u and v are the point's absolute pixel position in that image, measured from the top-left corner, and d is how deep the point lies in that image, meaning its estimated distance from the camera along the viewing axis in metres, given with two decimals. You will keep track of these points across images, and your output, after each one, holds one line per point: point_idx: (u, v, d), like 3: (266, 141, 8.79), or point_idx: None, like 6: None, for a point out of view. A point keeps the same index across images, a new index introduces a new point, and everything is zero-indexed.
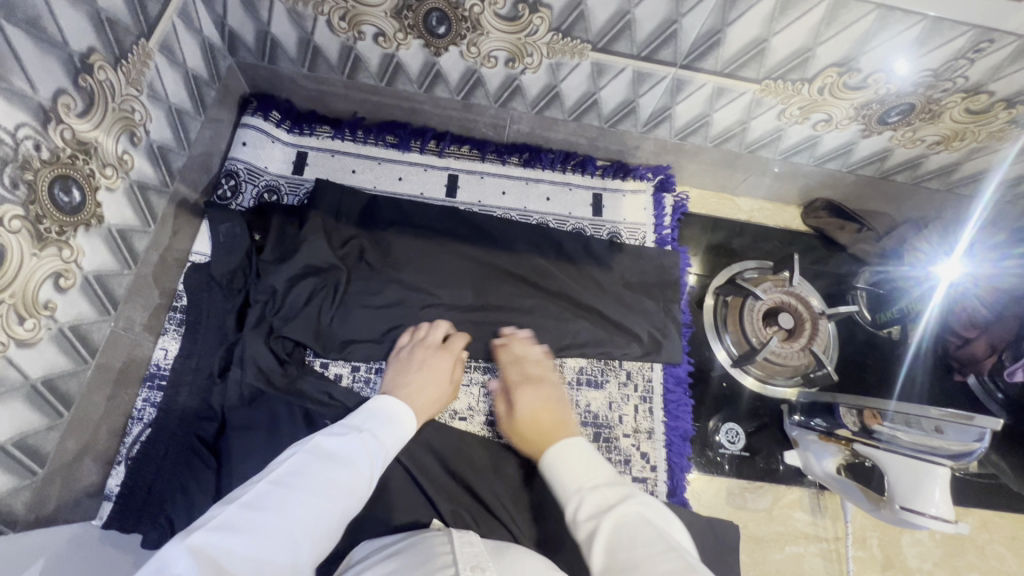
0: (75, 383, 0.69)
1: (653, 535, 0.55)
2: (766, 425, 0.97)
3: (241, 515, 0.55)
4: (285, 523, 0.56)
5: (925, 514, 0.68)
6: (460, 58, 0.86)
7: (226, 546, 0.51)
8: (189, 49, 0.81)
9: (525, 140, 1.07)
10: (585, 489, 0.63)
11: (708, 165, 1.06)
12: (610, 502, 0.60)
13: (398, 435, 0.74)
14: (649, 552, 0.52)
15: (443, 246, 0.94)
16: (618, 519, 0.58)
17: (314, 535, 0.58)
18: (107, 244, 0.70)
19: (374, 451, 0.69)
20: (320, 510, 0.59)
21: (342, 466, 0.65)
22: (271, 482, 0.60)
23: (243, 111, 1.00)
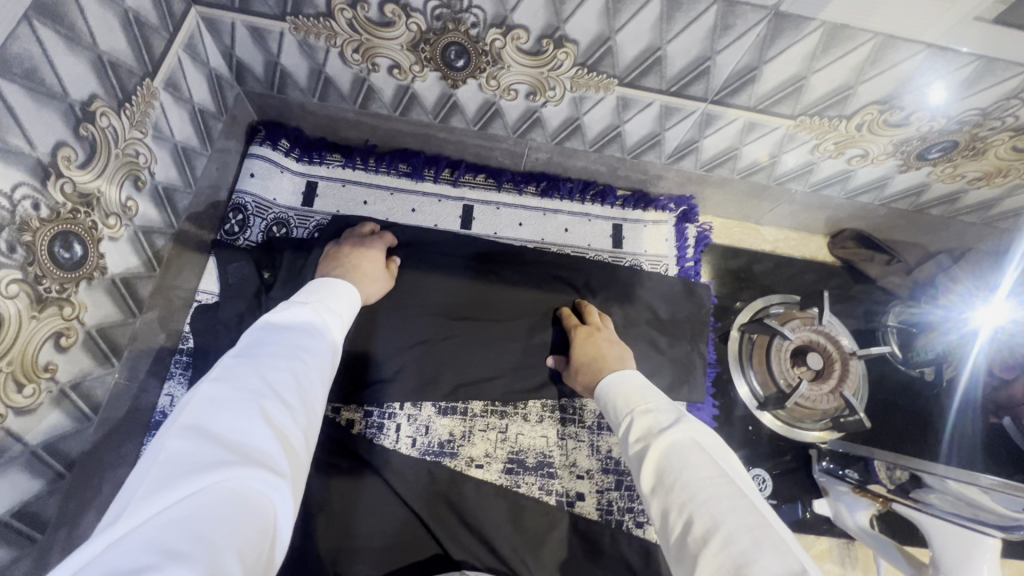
0: (76, 442, 0.66)
1: (708, 462, 0.54)
2: (794, 471, 0.93)
3: (213, 391, 0.48)
4: (270, 391, 0.49)
5: None
6: (478, 90, 0.82)
7: (215, 427, 0.45)
8: (195, 82, 0.77)
9: (543, 168, 1.03)
10: (639, 409, 0.65)
11: (732, 195, 1.02)
12: (664, 424, 0.61)
13: (348, 303, 0.69)
14: (709, 484, 0.52)
15: (458, 286, 0.90)
16: (671, 442, 0.58)
17: (302, 399, 0.52)
18: (110, 295, 0.67)
19: (330, 318, 0.64)
20: (299, 372, 0.53)
21: (302, 334, 0.58)
22: (233, 356, 0.52)
23: (251, 140, 0.96)
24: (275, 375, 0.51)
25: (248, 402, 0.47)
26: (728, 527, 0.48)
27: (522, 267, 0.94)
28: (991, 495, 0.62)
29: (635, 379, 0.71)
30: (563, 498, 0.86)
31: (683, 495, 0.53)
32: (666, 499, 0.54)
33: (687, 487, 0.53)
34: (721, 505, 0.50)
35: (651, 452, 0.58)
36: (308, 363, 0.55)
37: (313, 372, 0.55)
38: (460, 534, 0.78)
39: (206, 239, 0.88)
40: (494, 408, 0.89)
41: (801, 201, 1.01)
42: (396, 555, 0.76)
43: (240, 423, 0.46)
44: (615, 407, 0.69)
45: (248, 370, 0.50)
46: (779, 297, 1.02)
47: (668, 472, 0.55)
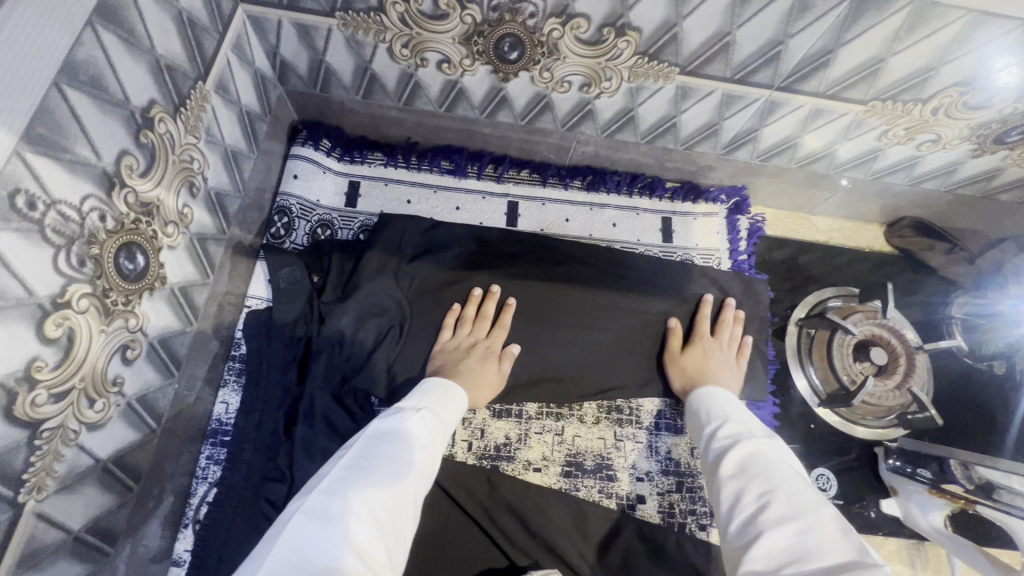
0: (143, 454, 0.65)
1: (794, 474, 0.58)
2: (859, 470, 0.90)
3: (320, 504, 0.51)
4: (365, 509, 0.51)
5: None
6: (530, 84, 0.79)
7: (311, 545, 0.47)
8: (240, 83, 0.75)
9: (589, 162, 1.00)
10: (731, 420, 0.70)
11: (786, 185, 0.98)
12: (756, 437, 0.65)
13: (452, 410, 0.71)
14: (789, 484, 0.56)
15: (509, 285, 0.88)
16: (756, 449, 0.62)
17: (394, 523, 0.53)
18: (170, 305, 0.65)
19: (433, 426, 0.66)
20: (394, 490, 0.55)
21: (403, 445, 0.61)
22: (342, 468, 0.57)
23: (292, 140, 0.95)
24: (371, 491, 0.53)
25: (342, 518, 0.50)
26: (809, 518, 0.51)
27: (571, 265, 0.91)
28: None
29: (730, 398, 0.76)
30: (624, 501, 0.84)
31: (762, 483, 0.57)
32: (745, 482, 0.58)
33: (771, 481, 0.57)
34: (802, 501, 0.53)
35: (737, 450, 0.63)
36: (403, 480, 0.57)
37: (403, 494, 0.56)
38: (524, 542, 0.77)
39: (254, 244, 0.86)
40: (548, 410, 0.88)
41: (860, 190, 0.97)
42: (462, 564, 0.75)
43: (323, 531, 0.48)
44: (710, 412, 0.74)
45: (349, 484, 0.54)
46: (834, 289, 0.99)
47: (747, 464, 0.60)
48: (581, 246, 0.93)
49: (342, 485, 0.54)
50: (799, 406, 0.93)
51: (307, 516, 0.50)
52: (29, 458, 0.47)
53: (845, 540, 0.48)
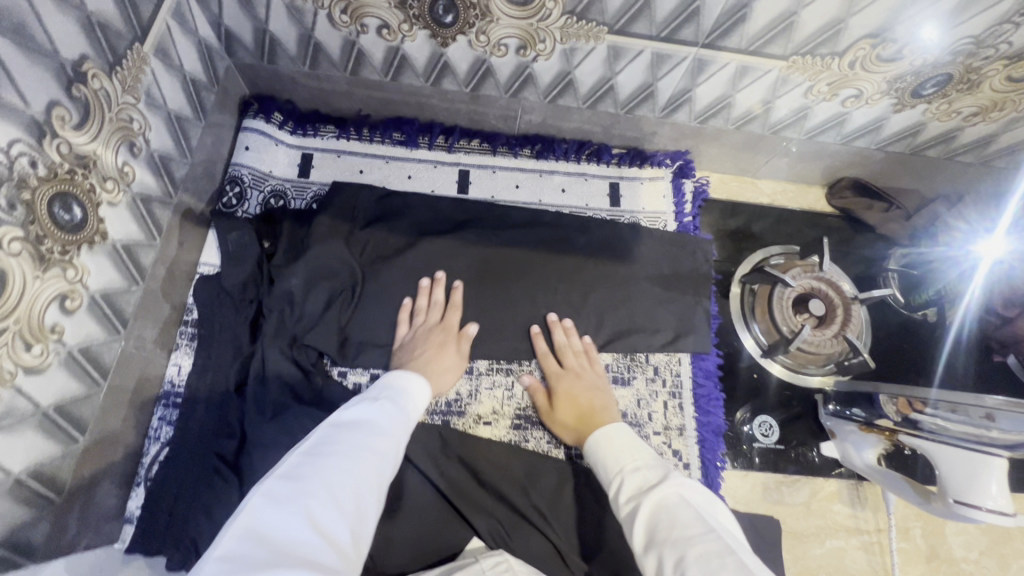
0: (89, 407, 0.66)
1: (694, 518, 0.55)
2: (801, 416, 0.93)
3: (277, 488, 0.50)
4: (327, 491, 0.51)
5: (982, 508, 0.64)
6: (469, 48, 0.82)
7: (270, 526, 0.46)
8: (183, 48, 0.76)
9: (537, 131, 1.03)
10: (626, 471, 0.66)
11: (727, 148, 1.02)
12: (651, 484, 0.62)
13: (413, 402, 0.71)
14: (696, 541, 0.52)
15: (457, 247, 0.90)
16: (657, 500, 0.59)
17: (358, 506, 0.53)
18: (113, 261, 0.67)
19: (397, 419, 0.66)
20: (359, 472, 0.55)
21: (369, 433, 0.60)
22: (297, 455, 0.55)
23: (244, 114, 0.96)
24: (334, 473, 0.53)
25: (303, 501, 0.49)
26: None
27: (518, 228, 0.94)
28: (1000, 421, 0.62)
29: (626, 437, 0.71)
30: (571, 451, 0.88)
31: (671, 549, 0.52)
32: (659, 547, 0.53)
33: (676, 543, 0.52)
34: (711, 560, 0.49)
35: (641, 517, 0.58)
36: (367, 461, 0.57)
37: (369, 475, 0.56)
38: (470, 493, 0.80)
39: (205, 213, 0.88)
40: (499, 366, 0.91)
41: (797, 152, 1.01)
42: (411, 515, 0.78)
43: (280, 516, 0.47)
44: (603, 464, 0.70)
45: (313, 466, 0.53)
46: (778, 248, 1.02)
47: (654, 529, 0.56)
48: (528, 210, 0.96)
49: (300, 469, 0.53)
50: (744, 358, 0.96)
51: (263, 500, 0.49)
52: None
53: None
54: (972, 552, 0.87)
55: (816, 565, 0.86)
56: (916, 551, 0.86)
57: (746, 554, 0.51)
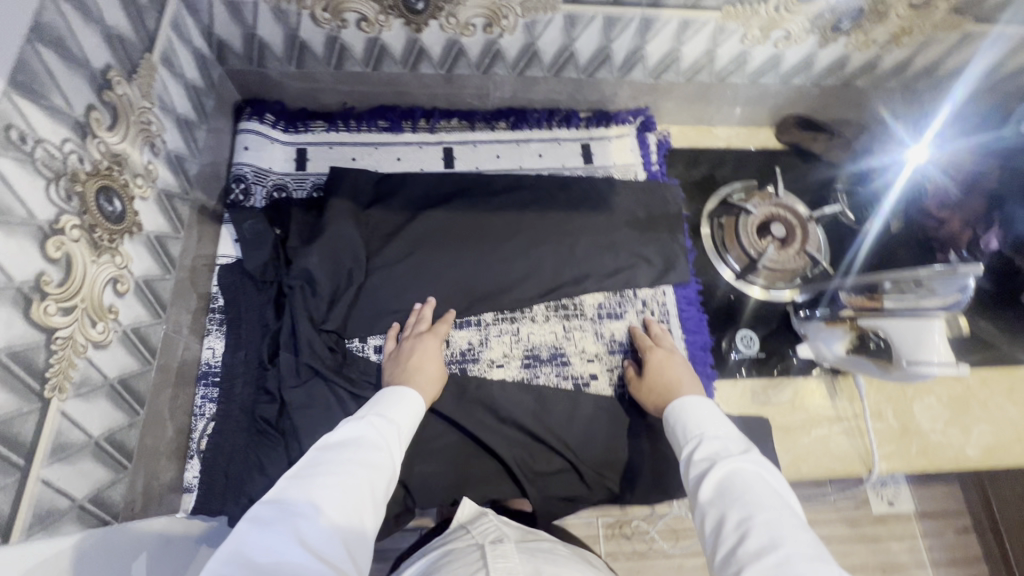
0: (143, 382, 0.73)
1: (771, 492, 0.62)
2: (777, 327, 1.03)
3: (266, 512, 0.55)
4: (315, 513, 0.56)
5: (932, 363, 0.75)
6: (440, 32, 0.91)
7: (257, 547, 0.52)
8: (184, 58, 0.84)
9: (510, 104, 1.12)
10: (708, 436, 0.72)
11: (680, 100, 1.13)
12: (731, 454, 0.68)
13: (405, 413, 0.74)
14: (771, 509, 0.60)
15: (452, 213, 0.99)
16: (734, 469, 0.66)
17: (346, 519, 0.58)
18: (149, 251, 0.75)
19: (387, 431, 0.70)
20: (346, 491, 0.59)
21: (359, 450, 0.65)
22: (289, 478, 0.60)
23: (238, 118, 1.03)
24: (317, 492, 0.58)
25: (290, 524, 0.54)
26: (786, 545, 0.56)
27: (502, 191, 1.03)
28: (937, 288, 0.77)
29: (709, 408, 0.77)
30: (579, 380, 0.96)
31: (740, 509, 0.61)
32: (727, 508, 0.62)
33: (748, 506, 0.61)
34: (780, 530, 0.57)
35: (713, 477, 0.65)
36: (355, 479, 0.61)
37: (356, 491, 0.60)
38: (495, 426, 0.90)
39: (217, 210, 0.95)
40: (505, 313, 0.98)
41: (745, 96, 1.12)
42: (445, 451, 0.88)
43: (271, 540, 0.52)
44: (682, 426, 0.76)
45: (298, 487, 0.58)
46: (740, 182, 1.11)
47: (726, 491, 0.64)
48: (510, 175, 1.05)
49: (288, 493, 0.58)
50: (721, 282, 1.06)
51: (255, 524, 0.54)
52: (50, 355, 0.56)
53: (821, 565, 0.54)
54: (939, 423, 0.95)
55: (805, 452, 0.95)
56: (889, 429, 0.95)
57: (806, 528, 0.59)
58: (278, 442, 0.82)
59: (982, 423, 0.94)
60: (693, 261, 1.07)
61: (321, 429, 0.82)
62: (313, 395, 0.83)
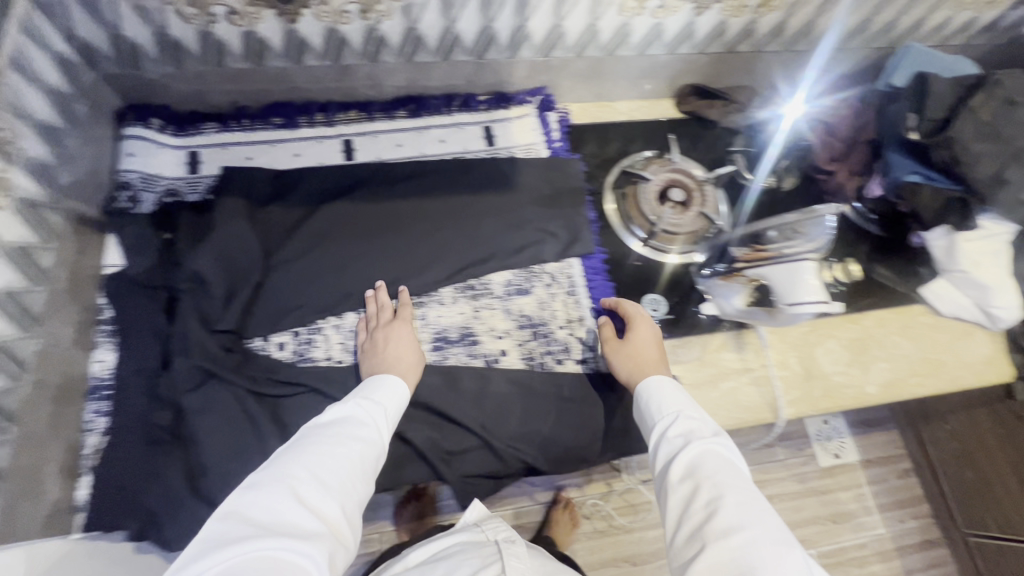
0: (12, 398, 0.73)
1: (736, 472, 0.68)
2: (683, 286, 1.05)
3: (262, 475, 0.62)
4: (314, 480, 0.63)
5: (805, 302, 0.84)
6: (317, 20, 0.91)
7: (250, 505, 0.58)
8: (37, 59, 0.79)
9: (406, 93, 1.12)
10: (683, 414, 0.76)
11: (576, 75, 1.15)
12: (703, 436, 0.72)
13: (395, 399, 0.80)
14: (742, 492, 0.65)
15: (354, 204, 0.99)
16: (704, 451, 0.70)
17: (340, 492, 0.64)
18: (9, 262, 0.73)
19: (374, 412, 0.76)
20: (340, 469, 0.65)
21: (348, 431, 0.71)
22: (283, 448, 0.67)
23: (119, 126, 0.99)
24: (311, 462, 0.64)
25: (288, 482, 0.61)
26: (750, 530, 0.61)
27: (402, 178, 1.03)
28: (808, 229, 0.83)
29: (675, 389, 0.81)
30: (489, 358, 0.96)
31: (713, 489, 0.65)
32: (701, 485, 0.66)
33: (719, 485, 0.65)
34: (745, 513, 0.62)
35: (684, 458, 0.70)
36: (350, 454, 0.68)
37: (349, 467, 0.67)
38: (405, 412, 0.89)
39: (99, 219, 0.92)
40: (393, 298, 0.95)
41: (637, 68, 1.15)
42: None
43: (272, 501, 0.58)
44: (655, 405, 0.79)
45: (291, 458, 0.64)
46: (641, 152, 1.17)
47: (697, 469, 0.68)
48: (411, 160, 1.06)
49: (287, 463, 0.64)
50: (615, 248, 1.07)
51: (250, 485, 0.60)
52: None
53: (781, 545, 0.60)
54: (840, 364, 1.01)
55: (714, 405, 0.96)
56: (794, 375, 0.99)
57: (770, 509, 0.64)
58: (173, 450, 0.80)
59: (882, 359, 1.01)
60: (599, 232, 1.08)
61: (215, 432, 0.81)
62: (209, 398, 0.82)
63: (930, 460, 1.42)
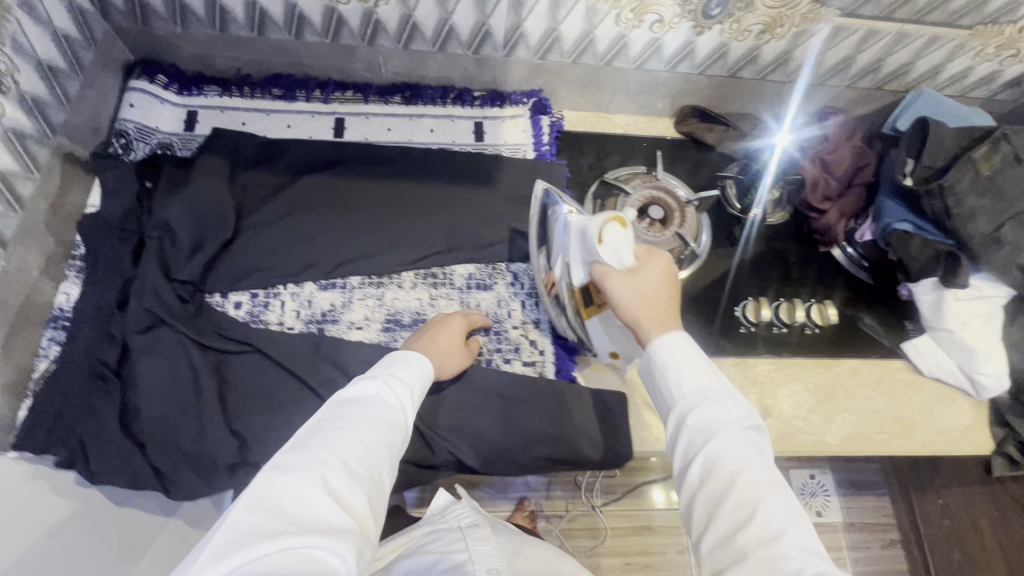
0: (148, 348, 0.73)
1: (765, 470, 0.53)
2: (841, 378, 0.90)
3: (279, 461, 0.51)
4: (339, 461, 0.53)
5: (938, 418, 0.88)
6: (543, 18, 0.85)
7: (280, 495, 0.49)
8: (316, 17, 0.85)
9: (591, 93, 1.01)
10: (711, 391, 0.57)
11: (787, 85, 1.00)
12: (732, 422, 0.55)
13: (418, 372, 0.67)
14: (777, 497, 0.51)
15: (506, 204, 0.93)
16: (729, 447, 0.54)
17: (362, 473, 0.54)
18: (221, 217, 0.82)
19: (402, 391, 0.63)
20: (370, 447, 0.56)
21: (363, 410, 0.59)
22: (302, 432, 0.56)
23: (252, 90, 0.96)
24: (338, 444, 0.54)
25: (313, 470, 0.51)
26: (790, 535, 0.49)
27: (571, 181, 0.99)
28: (978, 381, 0.85)
29: (694, 348, 0.60)
30: (612, 410, 0.80)
31: (772, 496, 0.51)
32: (738, 482, 0.52)
33: (756, 485, 0.52)
34: (789, 516, 0.50)
35: (716, 451, 0.54)
36: (387, 436, 0.58)
37: (384, 441, 0.57)
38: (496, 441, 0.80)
39: (224, 166, 0.85)
40: (529, 320, 0.86)
41: None
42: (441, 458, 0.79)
43: (295, 496, 0.49)
44: (673, 377, 0.59)
45: (317, 439, 0.54)
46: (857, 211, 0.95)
47: (731, 464, 0.53)
48: (580, 163, 1.01)
49: (301, 440, 0.55)
50: (775, 316, 0.91)
51: (268, 470, 0.51)
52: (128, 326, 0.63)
53: (811, 550, 0.48)
54: None
55: None
56: None
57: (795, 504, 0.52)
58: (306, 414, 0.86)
59: None
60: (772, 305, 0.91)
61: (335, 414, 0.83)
62: None
63: (926, 544, 1.42)
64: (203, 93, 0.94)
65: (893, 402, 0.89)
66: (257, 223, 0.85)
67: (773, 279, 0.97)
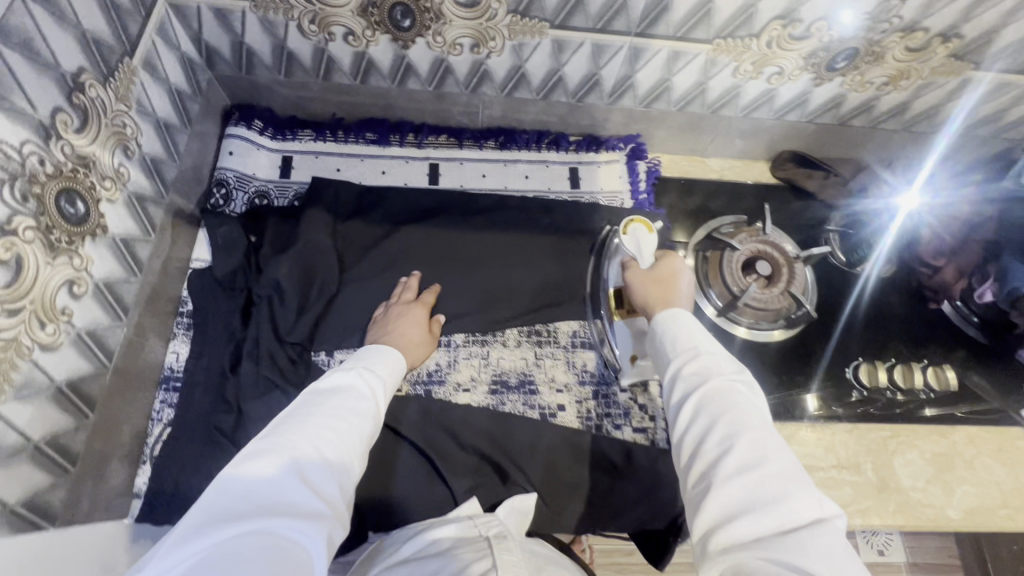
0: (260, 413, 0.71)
1: (752, 410, 0.51)
2: (958, 446, 0.86)
3: (255, 446, 0.50)
4: (311, 446, 0.51)
5: None
6: (658, 69, 0.81)
7: (246, 475, 0.46)
8: (423, 67, 0.82)
9: (690, 138, 0.98)
10: (700, 348, 0.58)
11: (897, 133, 0.96)
12: (718, 372, 0.55)
13: (390, 371, 0.69)
14: (762, 435, 0.49)
15: None
16: (711, 392, 0.53)
17: (342, 457, 0.52)
18: (326, 272, 0.80)
19: (374, 386, 0.64)
20: (344, 437, 0.54)
21: (346, 407, 0.58)
22: (280, 420, 0.54)
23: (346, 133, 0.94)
24: (317, 432, 0.52)
25: (286, 453, 0.49)
26: (773, 467, 0.46)
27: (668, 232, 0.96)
28: None
29: (694, 324, 0.62)
30: None
31: (753, 434, 0.49)
32: (716, 420, 0.51)
33: (739, 420, 0.50)
34: (770, 451, 0.48)
35: (696, 399, 0.53)
36: (361, 430, 0.56)
37: (357, 434, 0.56)
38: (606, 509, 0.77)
39: (327, 218, 0.83)
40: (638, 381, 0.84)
41: None
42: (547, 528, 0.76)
43: (265, 475, 0.47)
44: (668, 341, 0.61)
45: (295, 426, 0.53)
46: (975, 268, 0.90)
47: (713, 406, 0.52)
48: (677, 212, 0.98)
49: (279, 427, 0.53)
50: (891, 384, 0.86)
51: (240, 458, 0.49)
52: None
53: (801, 490, 0.45)
54: None
55: None
56: None
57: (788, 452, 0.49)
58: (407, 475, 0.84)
59: None
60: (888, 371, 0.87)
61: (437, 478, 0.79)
62: None
63: None
64: (297, 138, 0.92)
65: (1014, 472, 0.84)
66: (358, 278, 0.83)
67: (886, 338, 0.92)
